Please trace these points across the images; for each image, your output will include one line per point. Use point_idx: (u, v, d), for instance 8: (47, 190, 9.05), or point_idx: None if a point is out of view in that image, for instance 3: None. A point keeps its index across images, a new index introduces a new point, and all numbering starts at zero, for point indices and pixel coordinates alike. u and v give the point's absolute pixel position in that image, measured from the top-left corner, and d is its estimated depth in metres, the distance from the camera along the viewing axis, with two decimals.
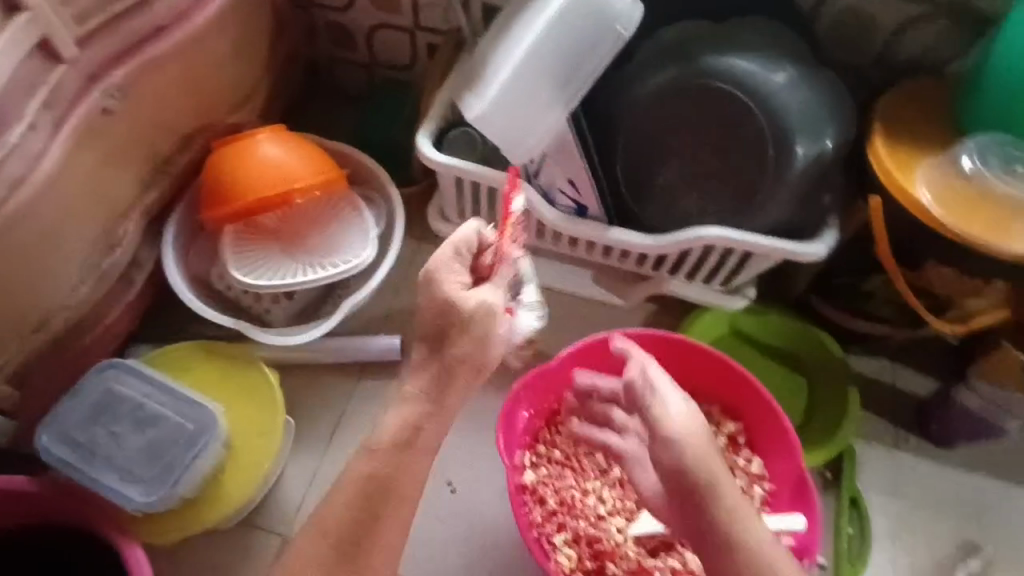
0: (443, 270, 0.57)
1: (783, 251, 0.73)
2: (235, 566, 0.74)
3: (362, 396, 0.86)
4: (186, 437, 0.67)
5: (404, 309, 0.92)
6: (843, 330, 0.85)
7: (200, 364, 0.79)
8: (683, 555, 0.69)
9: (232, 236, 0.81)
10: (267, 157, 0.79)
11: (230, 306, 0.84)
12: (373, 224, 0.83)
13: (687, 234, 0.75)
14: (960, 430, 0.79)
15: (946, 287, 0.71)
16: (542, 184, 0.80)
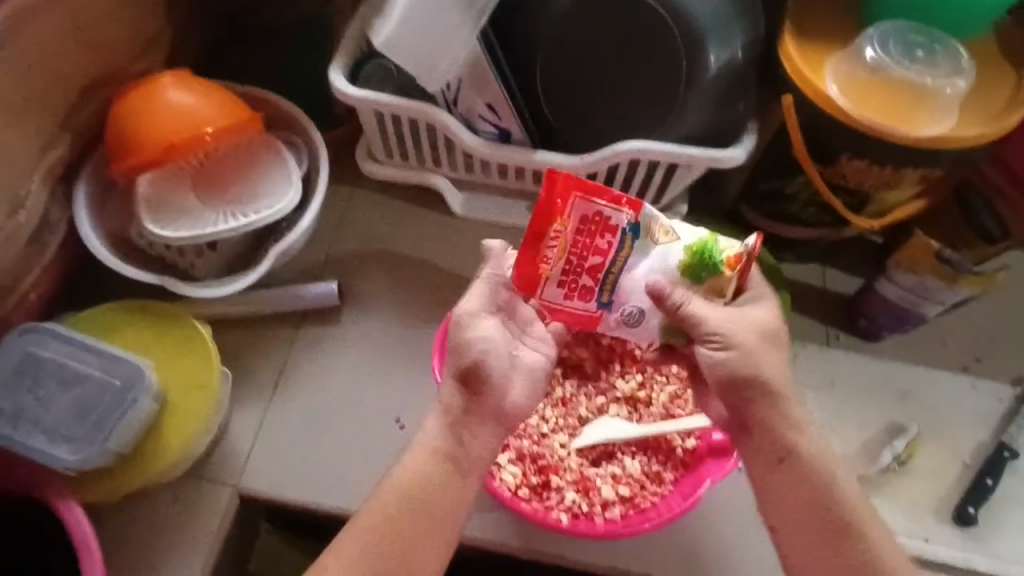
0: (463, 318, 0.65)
1: (702, 159, 0.74)
2: (185, 516, 0.75)
3: (305, 344, 0.85)
4: (114, 392, 0.67)
5: (340, 255, 0.91)
6: (774, 237, 0.87)
7: (128, 325, 0.77)
8: (623, 461, 0.72)
9: (146, 186, 0.78)
10: (174, 104, 0.77)
11: (157, 264, 0.82)
12: (295, 169, 0.82)
13: (610, 150, 0.75)
14: (886, 321, 0.82)
15: (864, 182, 0.72)
16: (462, 112, 0.79)
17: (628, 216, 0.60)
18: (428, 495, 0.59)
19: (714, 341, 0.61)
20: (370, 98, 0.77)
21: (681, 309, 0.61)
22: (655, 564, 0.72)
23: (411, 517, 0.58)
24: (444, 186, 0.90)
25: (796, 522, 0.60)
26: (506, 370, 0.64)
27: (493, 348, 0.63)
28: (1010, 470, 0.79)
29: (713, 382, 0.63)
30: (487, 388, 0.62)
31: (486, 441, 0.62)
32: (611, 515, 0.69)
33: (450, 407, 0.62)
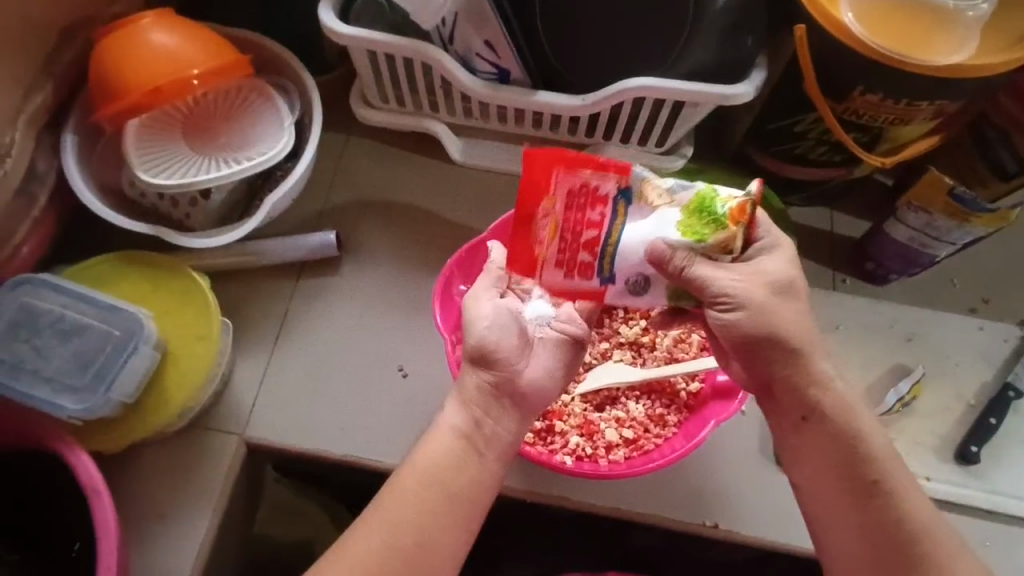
0: (479, 303, 0.65)
1: (708, 96, 0.71)
2: (196, 466, 0.75)
3: (306, 294, 0.85)
4: (115, 342, 0.67)
5: (337, 205, 0.90)
6: (782, 179, 0.84)
7: (122, 279, 0.76)
8: (627, 406, 0.72)
9: (136, 133, 0.77)
10: (159, 47, 0.74)
11: (150, 216, 0.81)
12: (288, 114, 0.81)
13: (614, 88, 0.72)
14: (894, 263, 0.81)
15: (878, 117, 0.70)
16: (459, 50, 0.75)
17: (617, 182, 0.58)
18: (450, 479, 0.60)
19: (725, 303, 0.59)
20: (366, 36, 0.74)
21: (686, 272, 0.58)
22: (656, 503, 0.74)
23: (435, 501, 0.59)
24: (442, 131, 0.87)
25: (816, 480, 0.61)
26: (517, 348, 0.64)
27: (497, 328, 0.63)
28: (1014, 409, 0.79)
29: (729, 340, 0.62)
30: (499, 367, 0.63)
31: (480, 397, 0.62)
32: (615, 457, 0.69)
33: (469, 394, 0.62)
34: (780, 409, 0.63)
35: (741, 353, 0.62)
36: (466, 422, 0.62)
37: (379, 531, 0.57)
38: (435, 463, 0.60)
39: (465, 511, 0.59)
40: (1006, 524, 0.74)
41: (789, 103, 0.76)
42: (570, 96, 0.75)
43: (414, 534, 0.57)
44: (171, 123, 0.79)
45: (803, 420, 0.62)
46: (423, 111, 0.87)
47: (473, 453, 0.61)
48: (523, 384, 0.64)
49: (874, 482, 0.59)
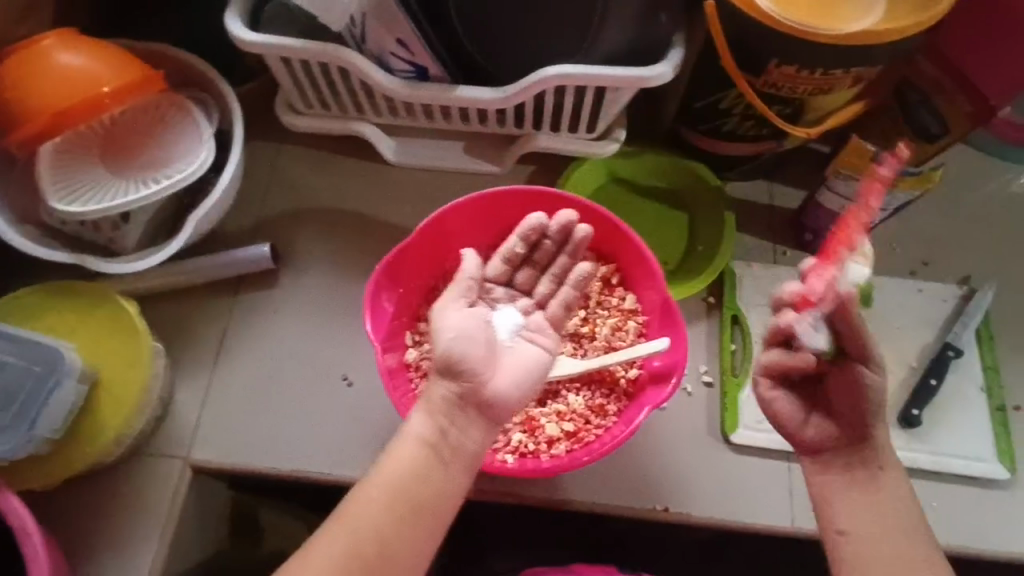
0: (447, 314, 0.64)
1: (628, 79, 0.70)
2: (142, 493, 0.74)
3: (245, 310, 0.83)
4: (36, 378, 0.66)
5: (273, 215, 0.88)
6: (713, 155, 0.84)
7: (53, 310, 0.74)
8: (567, 398, 0.72)
9: (48, 159, 0.74)
10: (60, 67, 0.72)
11: (76, 243, 0.79)
12: (207, 127, 0.79)
13: (532, 78, 0.71)
14: (830, 232, 0.81)
15: (796, 89, 0.69)
16: (373, 50, 0.74)
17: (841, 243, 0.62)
18: (416, 488, 0.59)
19: (871, 369, 0.65)
20: (274, 42, 0.72)
21: (858, 325, 0.63)
22: (607, 491, 0.74)
23: (400, 511, 0.59)
24: (371, 134, 0.85)
25: (871, 532, 0.63)
26: (484, 358, 0.62)
27: (462, 338, 0.61)
28: (955, 369, 0.80)
29: (849, 402, 0.66)
30: (464, 377, 0.61)
31: (445, 407, 0.61)
32: (557, 451, 0.69)
33: (435, 404, 0.61)
34: (849, 465, 0.66)
35: (851, 420, 0.66)
36: (433, 433, 0.60)
37: (346, 546, 0.57)
38: (402, 473, 0.59)
39: (431, 515, 0.60)
40: (948, 483, 0.75)
41: (711, 80, 0.75)
42: (491, 89, 0.74)
43: (381, 544, 0.57)
44: (86, 147, 0.77)
45: (878, 473, 0.66)
46: (350, 114, 0.85)
47: (439, 463, 0.60)
48: (490, 394, 0.62)
49: (911, 534, 0.63)
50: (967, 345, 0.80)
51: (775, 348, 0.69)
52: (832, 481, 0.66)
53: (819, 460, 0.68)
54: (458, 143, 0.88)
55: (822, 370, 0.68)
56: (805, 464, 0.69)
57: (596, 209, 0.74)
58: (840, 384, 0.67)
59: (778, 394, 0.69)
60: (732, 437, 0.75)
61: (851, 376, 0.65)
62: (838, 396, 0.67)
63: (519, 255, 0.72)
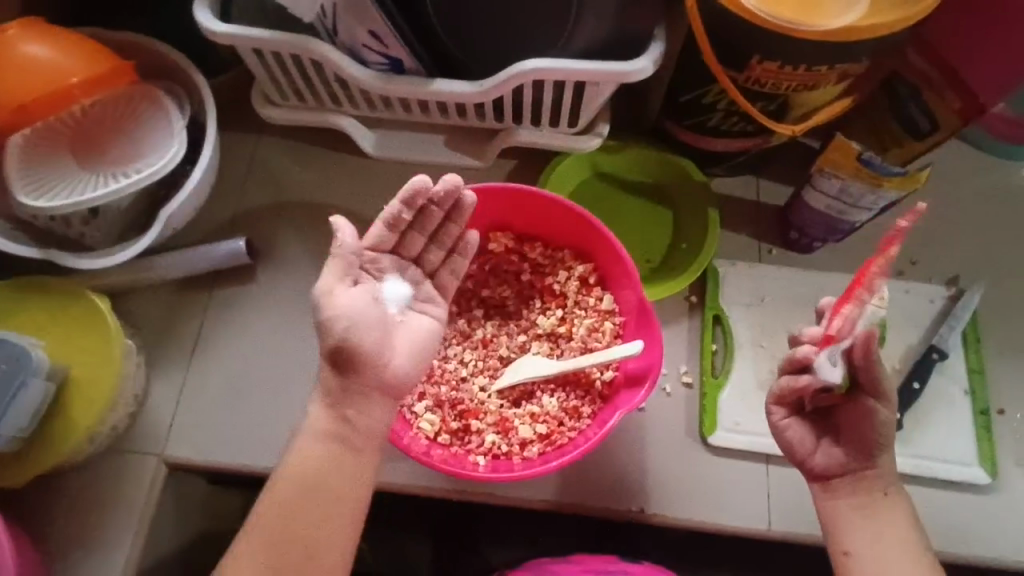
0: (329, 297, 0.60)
1: (607, 73, 0.68)
2: (116, 490, 0.74)
3: (221, 306, 0.82)
4: (1, 376, 0.65)
5: (250, 209, 0.86)
6: (698, 151, 0.83)
7: (23, 306, 0.73)
8: (541, 400, 0.71)
9: (16, 152, 0.73)
10: (26, 57, 0.70)
11: (46, 238, 0.78)
12: (178, 120, 0.77)
13: (508, 72, 0.69)
14: (816, 230, 0.79)
15: (780, 84, 0.67)
16: (346, 41, 0.72)
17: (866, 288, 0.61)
18: (323, 478, 0.59)
19: (881, 402, 0.63)
20: (243, 33, 0.70)
21: (876, 360, 0.61)
22: (583, 492, 0.73)
23: (309, 501, 0.59)
24: (349, 126, 0.83)
25: (877, 557, 0.63)
26: (379, 338, 0.61)
27: (357, 322, 0.60)
28: (941, 371, 0.78)
29: (861, 433, 0.64)
30: (363, 361, 0.60)
31: (342, 392, 0.60)
32: (529, 454, 0.68)
33: (333, 390, 0.60)
34: (860, 490, 0.65)
35: (862, 448, 0.65)
36: (336, 424, 0.60)
37: (261, 539, 0.58)
38: (308, 463, 0.60)
39: (346, 507, 0.60)
40: (928, 487, 0.74)
41: (695, 75, 0.73)
42: (467, 82, 0.72)
43: (294, 536, 0.58)
44: (55, 140, 0.75)
45: (881, 497, 0.65)
46: (327, 106, 0.83)
47: (347, 452, 0.60)
48: (384, 373, 0.61)
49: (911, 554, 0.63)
50: (953, 347, 0.79)
51: (788, 375, 0.67)
52: (840, 505, 0.65)
53: (829, 487, 0.66)
54: (438, 137, 0.85)
55: (832, 400, 0.66)
56: (815, 489, 0.67)
57: (573, 209, 0.73)
58: (852, 415, 0.65)
59: (790, 422, 0.68)
60: (710, 439, 0.75)
61: (862, 409, 0.64)
62: (849, 426, 0.65)
63: (405, 220, 0.64)
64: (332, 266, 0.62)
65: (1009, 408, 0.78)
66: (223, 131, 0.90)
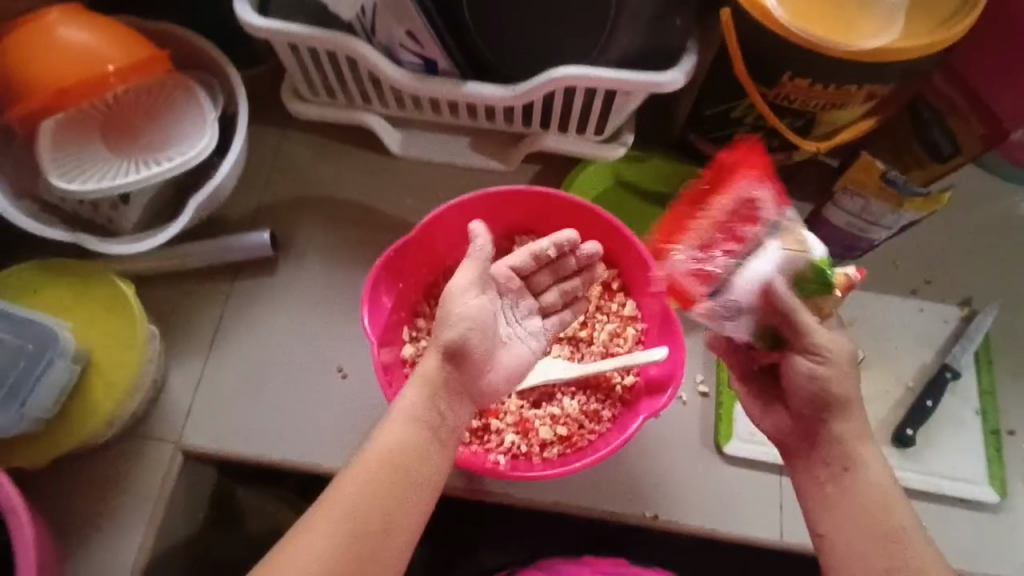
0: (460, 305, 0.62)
1: (639, 84, 0.69)
2: (131, 474, 0.74)
3: (241, 296, 0.82)
4: (29, 356, 0.66)
5: (274, 202, 0.87)
6: None
7: (47, 286, 0.73)
8: (562, 402, 0.72)
9: (49, 135, 0.74)
10: (66, 44, 0.71)
11: (73, 221, 0.79)
12: (211, 110, 0.78)
13: (541, 77, 0.70)
14: (834, 246, 0.80)
15: (808, 101, 0.68)
16: (382, 40, 0.73)
17: (769, 219, 0.61)
18: (407, 463, 0.57)
19: (808, 354, 0.62)
20: (281, 28, 0.71)
21: (790, 313, 0.60)
22: (598, 496, 0.74)
23: (392, 486, 0.56)
24: (377, 125, 0.84)
25: (850, 528, 0.59)
26: (487, 348, 0.63)
27: (478, 323, 0.62)
28: (952, 390, 0.79)
29: (801, 394, 0.63)
30: (473, 363, 0.61)
31: (443, 386, 0.60)
32: (548, 455, 0.69)
33: (436, 384, 0.59)
34: (814, 462, 0.63)
35: (815, 406, 0.63)
36: (430, 414, 0.59)
37: (333, 525, 0.54)
38: (397, 445, 0.57)
39: (421, 493, 0.57)
40: (937, 505, 0.75)
41: (723, 89, 0.75)
42: (499, 86, 0.73)
43: (369, 521, 0.54)
44: (88, 124, 0.76)
45: (849, 461, 0.62)
46: (356, 104, 0.84)
47: (435, 443, 0.59)
48: (484, 383, 0.63)
49: (885, 513, 0.59)
50: (965, 367, 0.80)
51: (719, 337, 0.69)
52: (802, 479, 0.64)
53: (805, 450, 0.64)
54: (464, 139, 0.86)
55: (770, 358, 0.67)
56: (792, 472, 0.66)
57: (601, 216, 0.74)
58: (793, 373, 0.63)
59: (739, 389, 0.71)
60: (724, 448, 0.75)
61: (790, 369, 0.63)
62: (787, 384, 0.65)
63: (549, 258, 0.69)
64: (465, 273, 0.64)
65: (1018, 430, 0.79)
66: (251, 123, 0.90)
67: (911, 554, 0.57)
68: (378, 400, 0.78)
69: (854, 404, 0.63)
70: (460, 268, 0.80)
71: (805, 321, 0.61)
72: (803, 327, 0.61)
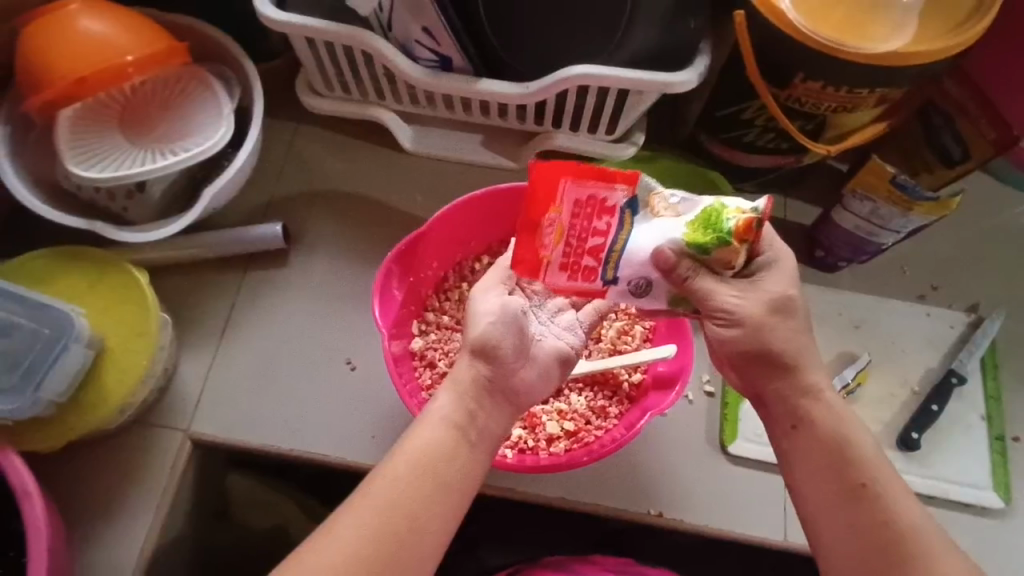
0: (486, 305, 0.62)
1: (652, 83, 0.70)
2: (140, 462, 0.75)
3: (252, 287, 0.83)
4: (44, 340, 0.67)
5: (286, 195, 0.88)
6: (731, 167, 0.84)
7: (63, 273, 0.74)
8: (569, 398, 0.73)
9: (68, 124, 0.75)
10: (87, 33, 0.72)
11: (87, 209, 0.79)
12: (226, 103, 0.79)
13: (554, 76, 0.71)
14: (843, 250, 0.81)
15: (820, 105, 0.69)
16: (399, 37, 0.74)
17: (624, 193, 0.57)
18: (437, 465, 0.56)
19: (715, 317, 0.60)
20: (299, 22, 0.72)
21: (685, 283, 0.57)
22: (603, 493, 0.74)
23: (423, 489, 0.55)
24: (390, 121, 0.85)
25: (816, 484, 0.58)
26: (517, 350, 0.61)
27: (502, 325, 0.61)
28: (958, 396, 0.79)
29: (730, 354, 0.61)
30: (498, 363, 0.60)
31: (474, 389, 0.59)
32: (555, 450, 0.70)
33: (465, 386, 0.59)
34: (768, 419, 0.62)
35: (758, 357, 0.60)
36: (460, 415, 0.58)
37: (362, 525, 0.53)
38: (424, 446, 0.56)
39: (451, 503, 0.55)
40: (942, 509, 0.75)
41: (735, 91, 0.75)
42: (513, 84, 0.74)
43: (397, 526, 0.53)
44: (106, 113, 0.77)
45: (807, 412, 0.60)
46: (370, 99, 0.85)
47: (465, 445, 0.57)
48: (517, 382, 0.61)
49: (858, 462, 0.57)
50: (971, 373, 0.80)
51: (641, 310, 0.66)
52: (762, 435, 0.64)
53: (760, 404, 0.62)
54: (476, 137, 0.87)
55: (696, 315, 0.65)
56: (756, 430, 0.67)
57: None
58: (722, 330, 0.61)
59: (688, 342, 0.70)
60: (730, 448, 0.76)
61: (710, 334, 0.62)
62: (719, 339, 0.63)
63: None
64: (492, 275, 0.65)
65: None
66: (266, 117, 0.91)
67: (889, 512, 0.56)
68: (387, 393, 0.79)
69: (801, 350, 0.60)
70: (470, 265, 0.82)
71: (698, 286, 0.57)
72: (698, 291, 0.58)
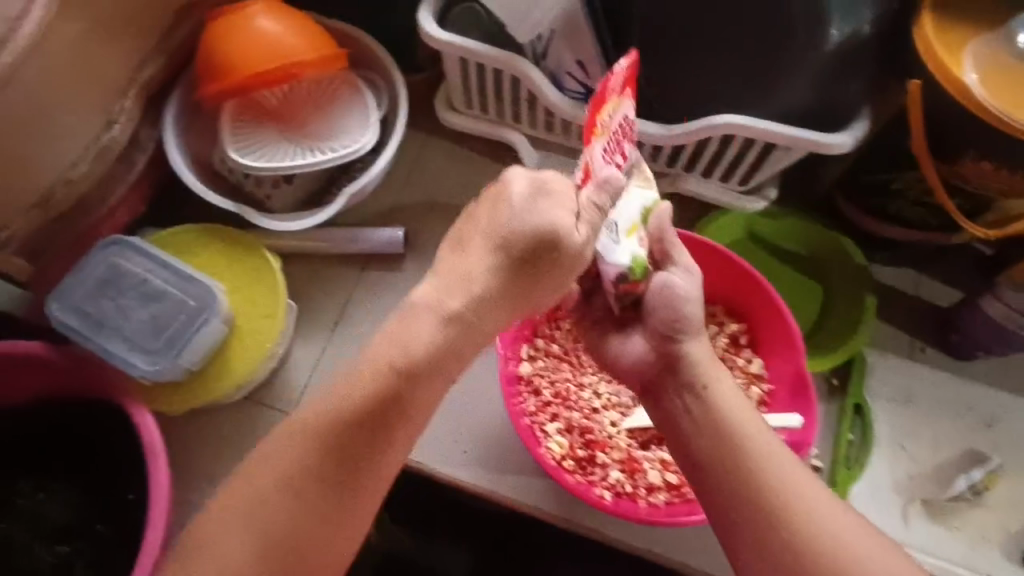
0: (457, 253, 0.55)
1: (806, 143, 0.68)
2: (242, 436, 0.78)
3: (368, 286, 0.86)
4: (189, 311, 0.72)
5: (410, 202, 0.90)
6: (867, 237, 0.81)
7: (204, 249, 0.79)
8: None
9: (231, 115, 0.81)
10: (263, 33, 0.77)
11: (231, 192, 0.84)
12: (374, 111, 0.83)
13: (705, 122, 0.70)
14: (984, 338, 0.75)
15: (988, 185, 0.65)
16: (550, 67, 0.76)
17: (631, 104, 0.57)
18: (364, 407, 0.52)
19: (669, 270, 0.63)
20: (460, 43, 0.74)
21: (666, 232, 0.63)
22: (692, 553, 0.71)
23: (342, 437, 0.51)
24: (519, 143, 0.87)
25: (737, 492, 0.55)
26: (465, 297, 0.54)
27: (456, 277, 0.54)
28: None
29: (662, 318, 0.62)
30: (453, 316, 0.54)
31: (427, 335, 0.53)
32: (655, 500, 0.68)
33: (407, 333, 0.53)
34: (678, 388, 0.61)
35: (660, 333, 0.62)
36: (390, 361, 0.52)
37: (269, 479, 0.51)
38: (350, 394, 0.52)
39: (368, 446, 0.52)
40: None
41: (892, 158, 0.74)
42: (658, 125, 0.74)
43: (294, 500, 0.51)
44: (260, 107, 0.82)
45: (700, 391, 0.60)
46: (504, 121, 0.88)
47: (397, 386, 0.52)
48: (460, 335, 0.54)
49: (787, 508, 0.53)
50: None
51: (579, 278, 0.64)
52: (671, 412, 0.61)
53: (652, 393, 0.63)
54: None
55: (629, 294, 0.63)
56: (645, 400, 0.64)
57: (750, 275, 0.73)
58: (652, 302, 0.62)
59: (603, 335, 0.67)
60: None
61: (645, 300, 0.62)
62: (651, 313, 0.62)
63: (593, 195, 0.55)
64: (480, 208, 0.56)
65: None
66: None
67: None
68: (482, 410, 0.77)
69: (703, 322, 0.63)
70: None
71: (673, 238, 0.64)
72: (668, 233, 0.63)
